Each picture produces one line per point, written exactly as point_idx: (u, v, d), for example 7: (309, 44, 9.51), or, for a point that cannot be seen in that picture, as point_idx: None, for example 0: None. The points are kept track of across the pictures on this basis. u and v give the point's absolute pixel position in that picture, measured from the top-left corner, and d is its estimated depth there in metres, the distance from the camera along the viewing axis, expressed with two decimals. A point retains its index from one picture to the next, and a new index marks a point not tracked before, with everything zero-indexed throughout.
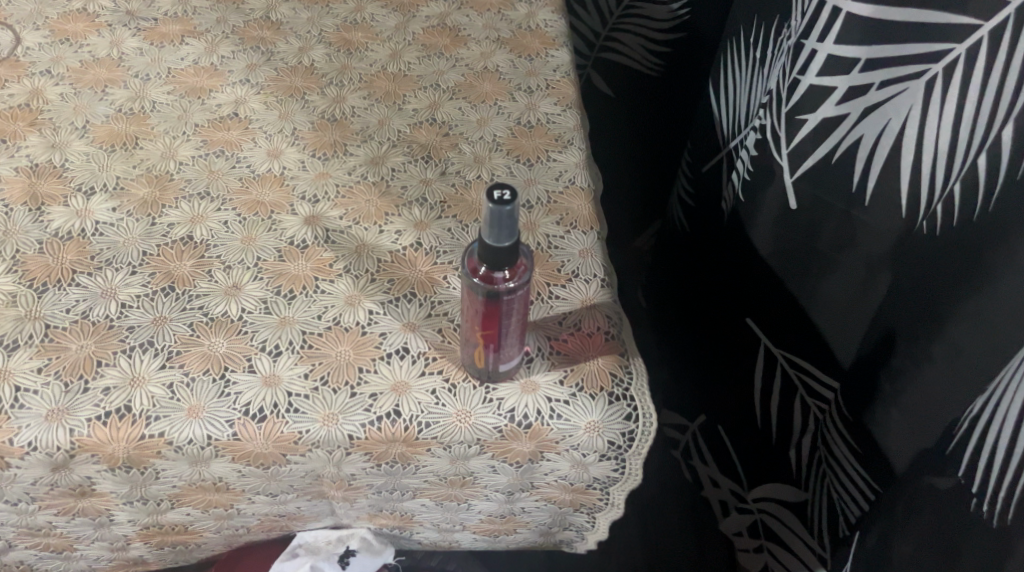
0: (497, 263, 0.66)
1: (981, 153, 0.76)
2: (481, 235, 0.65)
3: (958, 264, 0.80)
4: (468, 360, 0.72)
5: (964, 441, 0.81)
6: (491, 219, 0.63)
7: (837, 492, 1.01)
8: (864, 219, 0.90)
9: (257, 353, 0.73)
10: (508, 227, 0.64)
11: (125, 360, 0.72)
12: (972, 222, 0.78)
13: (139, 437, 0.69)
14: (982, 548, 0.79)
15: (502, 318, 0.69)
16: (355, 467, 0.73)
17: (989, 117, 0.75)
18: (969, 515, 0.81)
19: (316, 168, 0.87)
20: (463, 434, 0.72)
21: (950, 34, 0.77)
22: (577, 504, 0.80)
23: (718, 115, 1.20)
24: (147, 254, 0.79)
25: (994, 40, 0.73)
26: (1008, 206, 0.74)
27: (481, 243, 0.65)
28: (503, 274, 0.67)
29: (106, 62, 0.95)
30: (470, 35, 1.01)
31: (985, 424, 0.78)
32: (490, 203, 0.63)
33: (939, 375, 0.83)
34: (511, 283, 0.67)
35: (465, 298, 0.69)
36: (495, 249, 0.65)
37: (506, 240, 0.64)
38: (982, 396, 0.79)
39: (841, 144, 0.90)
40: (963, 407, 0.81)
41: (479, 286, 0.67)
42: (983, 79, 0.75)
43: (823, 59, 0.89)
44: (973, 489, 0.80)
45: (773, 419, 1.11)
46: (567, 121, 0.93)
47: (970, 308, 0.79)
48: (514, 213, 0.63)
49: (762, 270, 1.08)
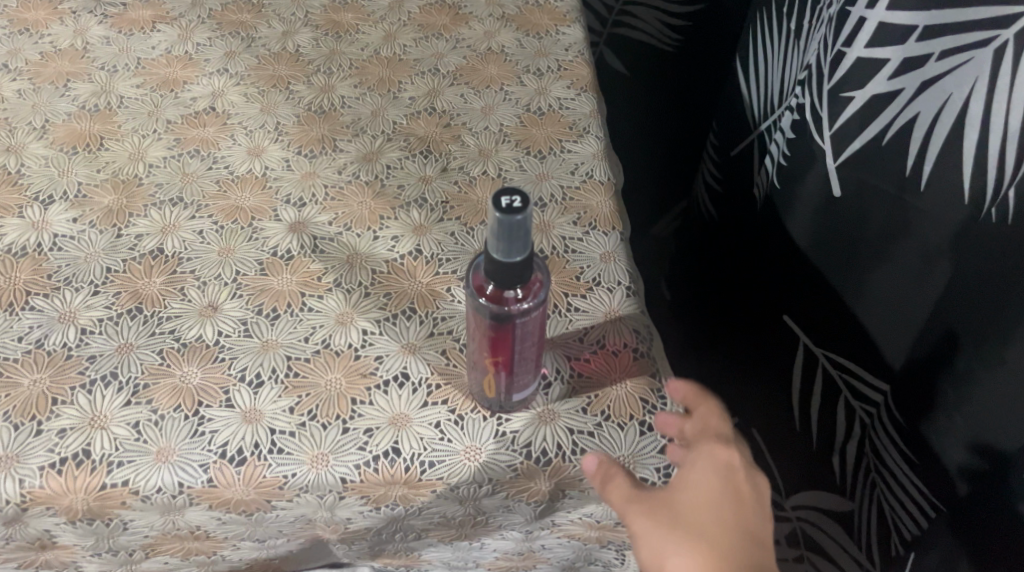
0: (506, 281, 0.56)
1: None
2: (487, 248, 0.56)
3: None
4: (477, 386, 0.63)
5: None
6: (501, 232, 0.54)
7: (888, 504, 0.94)
8: (920, 206, 0.80)
9: (235, 384, 0.64)
10: (522, 239, 0.54)
11: (84, 397, 0.63)
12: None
13: (100, 487, 0.60)
14: None
15: (514, 343, 0.60)
16: (351, 511, 0.64)
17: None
18: None
19: (301, 166, 0.78)
20: (472, 474, 0.62)
21: None
22: (604, 540, 0.70)
23: (747, 94, 1.10)
24: (111, 270, 0.69)
25: None
26: None
27: (488, 258, 0.56)
28: (514, 294, 0.58)
29: (69, 53, 0.85)
30: (472, 13, 0.92)
31: None
32: (499, 211, 0.53)
33: (1015, 382, 0.74)
34: (523, 305, 0.58)
35: (470, 319, 0.60)
36: (505, 265, 0.55)
37: (519, 255, 0.55)
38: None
39: (893, 124, 0.80)
40: None
41: (485, 307, 0.58)
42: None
43: (872, 28, 0.80)
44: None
45: (813, 422, 1.04)
46: (582, 106, 0.83)
47: None
48: (528, 223, 0.54)
49: (800, 264, 0.99)
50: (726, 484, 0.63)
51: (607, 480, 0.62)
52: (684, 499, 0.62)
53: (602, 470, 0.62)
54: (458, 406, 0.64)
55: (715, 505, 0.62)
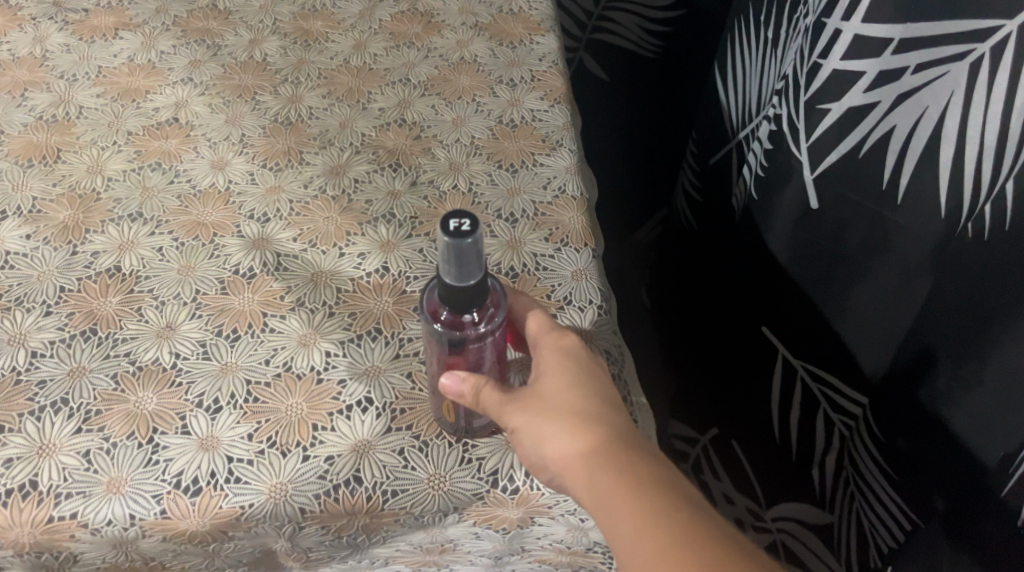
0: (463, 304, 0.55)
1: None
2: (440, 272, 0.54)
3: (1014, 283, 0.69)
4: (436, 411, 0.62)
5: None
6: (453, 257, 0.53)
7: (869, 519, 0.92)
8: (898, 219, 0.79)
9: (191, 410, 0.61)
10: (472, 263, 0.53)
11: (32, 425, 0.60)
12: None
13: (47, 520, 0.58)
14: None
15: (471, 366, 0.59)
16: (312, 541, 0.61)
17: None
18: None
19: (266, 181, 0.76)
20: (436, 504, 0.60)
21: (997, 9, 0.65)
22: (575, 565, 0.68)
23: (726, 104, 1.08)
24: (65, 290, 0.67)
25: None
26: None
27: (441, 282, 0.55)
28: (472, 316, 0.57)
29: (27, 61, 0.83)
30: (445, 21, 0.89)
31: None
32: (447, 236, 0.52)
33: (992, 400, 0.72)
34: (480, 328, 0.57)
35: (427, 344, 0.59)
36: (458, 290, 0.54)
37: (473, 279, 0.54)
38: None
39: (871, 136, 0.78)
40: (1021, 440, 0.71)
41: (441, 330, 0.57)
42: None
43: (848, 40, 0.77)
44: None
45: (793, 434, 1.02)
46: (555, 118, 0.82)
47: None
48: (479, 248, 0.53)
49: (779, 275, 0.97)
50: (588, 364, 0.61)
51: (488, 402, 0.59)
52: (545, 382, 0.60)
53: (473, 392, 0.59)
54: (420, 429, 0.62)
55: (574, 383, 0.60)
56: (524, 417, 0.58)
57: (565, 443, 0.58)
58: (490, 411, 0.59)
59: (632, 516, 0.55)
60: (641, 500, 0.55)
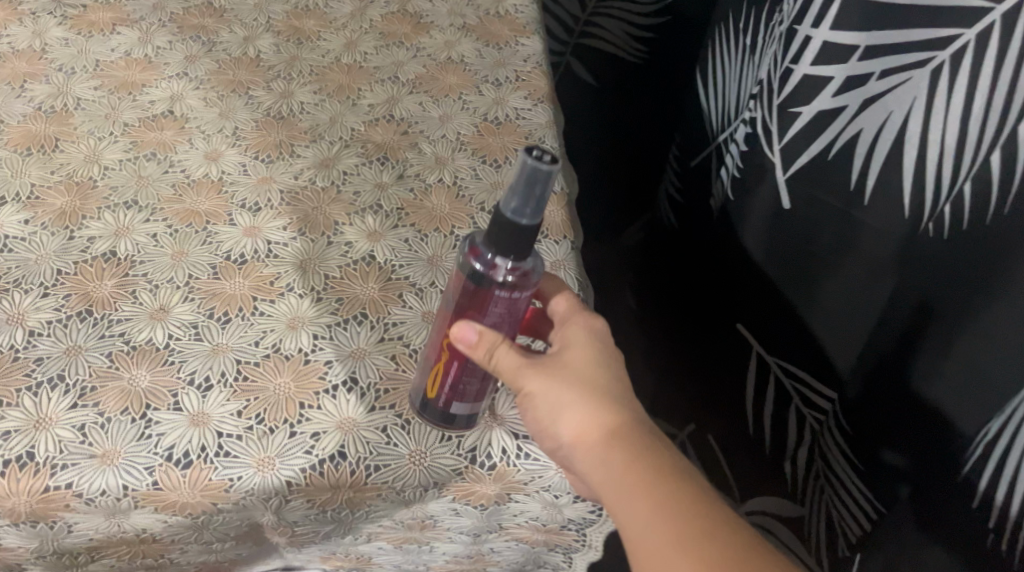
0: (504, 244, 0.59)
1: (994, 150, 0.68)
2: (500, 201, 0.59)
3: (971, 279, 0.72)
4: (422, 381, 0.64)
5: (977, 466, 0.73)
6: (525, 181, 0.57)
7: (837, 509, 0.95)
8: (865, 220, 0.82)
9: (183, 387, 0.64)
10: (532, 200, 0.58)
11: (29, 399, 0.63)
12: (984, 229, 0.70)
13: (43, 490, 0.60)
14: None
15: (481, 320, 0.61)
16: (297, 514, 0.64)
17: (1001, 111, 0.67)
18: (985, 550, 0.73)
19: (258, 171, 0.78)
20: (417, 478, 0.63)
21: (957, 19, 0.69)
22: (551, 543, 0.70)
23: (707, 108, 1.12)
24: (62, 272, 0.70)
25: (1008, 27, 0.65)
26: None
27: (496, 210, 0.59)
28: (506, 270, 0.59)
29: (27, 54, 0.85)
30: (433, 22, 0.93)
31: (1002, 449, 0.70)
32: (527, 160, 0.57)
33: (949, 390, 0.75)
34: (508, 277, 0.60)
35: (450, 287, 0.62)
36: (506, 223, 0.58)
37: (525, 218, 0.58)
38: (1000, 419, 0.71)
39: (839, 139, 0.81)
40: (976, 429, 0.73)
41: (472, 267, 0.60)
42: (996, 68, 0.67)
43: (817, 46, 0.81)
44: (990, 525, 0.72)
45: (766, 428, 1.05)
46: (538, 117, 0.85)
47: (987, 322, 0.71)
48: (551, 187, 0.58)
49: (754, 273, 1.00)
50: (609, 350, 0.64)
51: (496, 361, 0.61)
52: (569, 357, 0.63)
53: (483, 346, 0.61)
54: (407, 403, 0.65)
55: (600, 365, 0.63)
56: (543, 384, 0.62)
57: (587, 416, 0.61)
58: (495, 371, 0.61)
59: (646, 494, 0.58)
60: (657, 479, 0.58)
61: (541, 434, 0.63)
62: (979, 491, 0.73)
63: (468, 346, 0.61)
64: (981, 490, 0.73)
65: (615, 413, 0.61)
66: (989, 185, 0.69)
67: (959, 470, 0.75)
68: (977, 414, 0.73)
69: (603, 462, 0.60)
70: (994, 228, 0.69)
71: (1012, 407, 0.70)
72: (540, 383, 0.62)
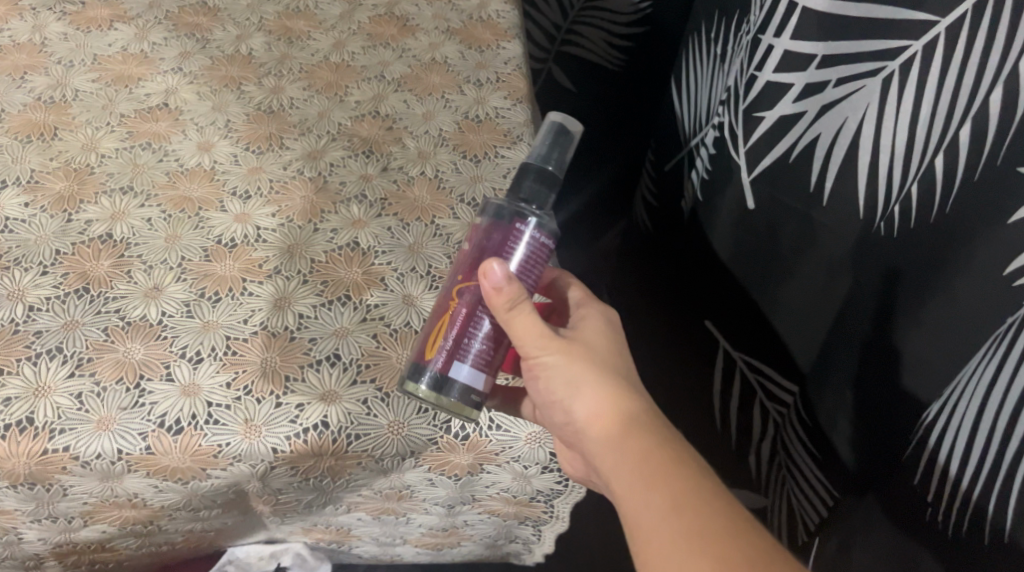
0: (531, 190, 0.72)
1: (938, 153, 0.73)
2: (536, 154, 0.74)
3: (916, 275, 0.77)
4: (424, 339, 0.67)
5: (920, 447, 0.78)
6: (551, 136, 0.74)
7: (797, 498, 0.99)
8: (824, 220, 0.87)
9: (175, 360, 0.68)
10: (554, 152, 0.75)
11: (29, 368, 0.67)
12: (928, 228, 0.75)
13: (42, 452, 0.64)
14: (944, 554, 0.76)
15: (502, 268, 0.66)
16: (282, 482, 0.68)
17: (945, 117, 0.72)
18: (926, 523, 0.77)
19: (248, 162, 0.82)
20: (396, 447, 0.68)
21: (905, 31, 0.73)
22: (522, 516, 0.75)
23: (680, 113, 1.16)
24: (61, 253, 0.73)
25: (951, 39, 0.70)
26: (973, 207, 0.71)
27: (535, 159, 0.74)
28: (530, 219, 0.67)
29: (27, 47, 0.89)
30: (419, 25, 0.97)
31: (941, 428, 0.75)
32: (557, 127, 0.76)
33: (893, 378, 0.80)
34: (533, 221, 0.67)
35: (472, 245, 0.68)
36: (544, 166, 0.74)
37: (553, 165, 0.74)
38: (938, 402, 0.76)
39: (799, 143, 0.86)
40: (919, 413, 0.78)
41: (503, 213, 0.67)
42: (940, 77, 0.71)
43: (779, 55, 0.86)
44: (928, 498, 0.77)
45: (732, 421, 1.10)
46: (517, 116, 0.89)
47: (929, 314, 0.76)
48: (569, 153, 0.75)
49: (721, 271, 1.05)
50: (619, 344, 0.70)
51: (514, 304, 0.65)
52: (590, 342, 0.69)
53: (507, 288, 0.65)
54: (406, 371, 0.67)
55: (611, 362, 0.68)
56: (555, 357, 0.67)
57: (608, 403, 0.66)
58: (513, 319, 0.65)
59: (646, 493, 0.62)
60: (658, 477, 0.62)
61: (550, 407, 0.68)
62: (923, 459, 0.77)
63: (492, 288, 0.65)
64: (926, 458, 0.77)
65: (632, 411, 0.65)
66: (933, 187, 0.74)
67: (905, 449, 0.80)
68: (919, 399, 0.78)
69: (614, 463, 0.64)
70: (937, 226, 0.75)
71: (949, 392, 0.74)
72: (560, 359, 0.67)
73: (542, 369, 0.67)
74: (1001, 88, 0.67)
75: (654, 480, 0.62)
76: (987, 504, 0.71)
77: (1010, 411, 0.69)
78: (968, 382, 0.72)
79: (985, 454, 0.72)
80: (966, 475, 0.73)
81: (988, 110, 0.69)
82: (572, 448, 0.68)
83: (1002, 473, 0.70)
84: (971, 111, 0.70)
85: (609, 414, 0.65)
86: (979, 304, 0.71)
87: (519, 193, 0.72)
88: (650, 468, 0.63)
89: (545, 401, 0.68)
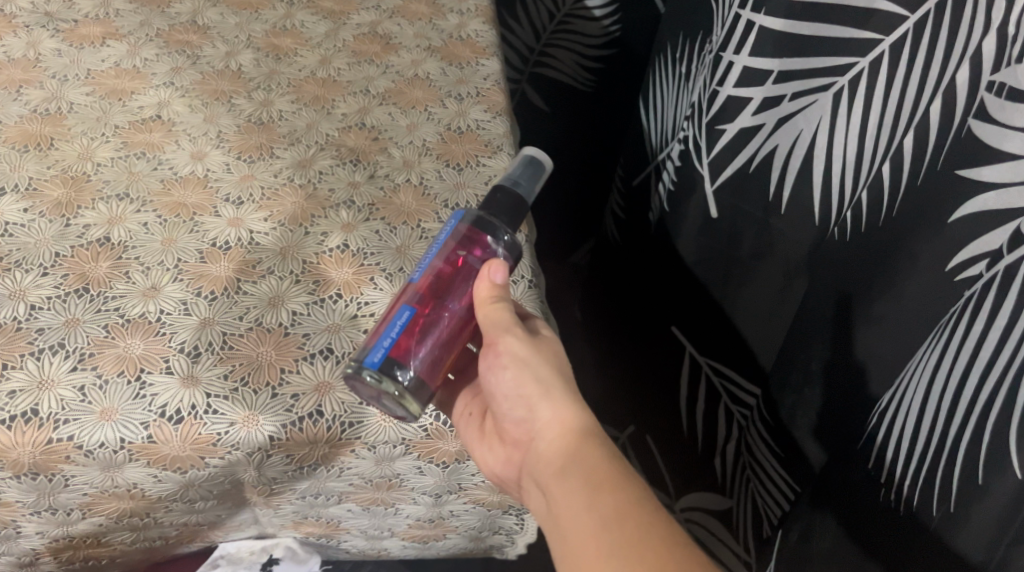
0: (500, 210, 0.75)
1: (885, 160, 0.79)
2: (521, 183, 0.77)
3: (861, 275, 0.82)
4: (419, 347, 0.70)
5: (874, 433, 0.82)
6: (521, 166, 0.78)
7: (760, 495, 1.03)
8: (782, 227, 0.92)
9: (174, 354, 0.72)
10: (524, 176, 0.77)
11: (33, 363, 0.70)
12: (877, 230, 0.80)
13: (46, 442, 0.68)
14: (894, 534, 0.80)
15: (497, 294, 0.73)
16: (276, 470, 0.73)
17: (891, 125, 0.77)
18: (878, 505, 0.82)
19: (240, 170, 0.85)
20: (388, 434, 0.73)
21: (852, 49, 0.79)
22: (505, 505, 0.81)
23: (647, 127, 1.21)
24: (60, 255, 0.76)
25: (895, 56, 0.76)
26: (912, 210, 0.76)
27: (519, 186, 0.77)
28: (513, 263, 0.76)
29: (22, 62, 0.90)
30: (401, 43, 1.01)
31: (893, 413, 0.80)
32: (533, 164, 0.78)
33: (849, 373, 0.85)
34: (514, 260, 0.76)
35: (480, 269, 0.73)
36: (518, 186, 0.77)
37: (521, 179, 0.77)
38: (890, 391, 0.81)
39: (758, 154, 0.91)
40: (874, 401, 0.83)
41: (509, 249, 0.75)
42: (886, 90, 0.77)
43: (739, 71, 0.89)
44: (882, 480, 0.81)
45: (699, 424, 1.14)
46: (496, 128, 0.94)
47: (877, 309, 0.81)
48: (538, 183, 0.78)
49: (685, 277, 1.10)
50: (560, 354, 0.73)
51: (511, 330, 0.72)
52: (555, 348, 0.73)
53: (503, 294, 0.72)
54: (411, 387, 0.69)
55: (560, 382, 0.70)
56: (514, 360, 0.70)
57: (558, 419, 0.69)
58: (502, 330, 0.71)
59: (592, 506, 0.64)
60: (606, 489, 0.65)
61: (513, 400, 0.70)
62: (877, 442, 0.81)
63: (504, 311, 0.71)
64: (880, 440, 0.81)
65: (583, 427, 0.68)
66: (881, 192, 0.79)
67: (860, 437, 0.84)
68: (873, 389, 0.83)
69: (563, 479, 0.66)
70: (883, 229, 0.79)
71: (900, 378, 0.79)
72: (525, 351, 0.70)
73: (512, 361, 0.70)
74: (940, 98, 0.73)
75: (600, 492, 0.65)
76: (933, 482, 0.76)
77: (951, 392, 0.73)
78: (916, 369, 0.77)
79: (932, 435, 0.76)
80: (915, 456, 0.77)
81: (928, 119, 0.74)
82: (516, 444, 0.71)
83: (946, 450, 0.74)
84: (914, 120, 0.75)
85: (569, 420, 0.69)
86: (926, 301, 0.76)
87: (489, 207, 0.75)
88: (597, 480, 0.65)
89: (508, 392, 0.70)
